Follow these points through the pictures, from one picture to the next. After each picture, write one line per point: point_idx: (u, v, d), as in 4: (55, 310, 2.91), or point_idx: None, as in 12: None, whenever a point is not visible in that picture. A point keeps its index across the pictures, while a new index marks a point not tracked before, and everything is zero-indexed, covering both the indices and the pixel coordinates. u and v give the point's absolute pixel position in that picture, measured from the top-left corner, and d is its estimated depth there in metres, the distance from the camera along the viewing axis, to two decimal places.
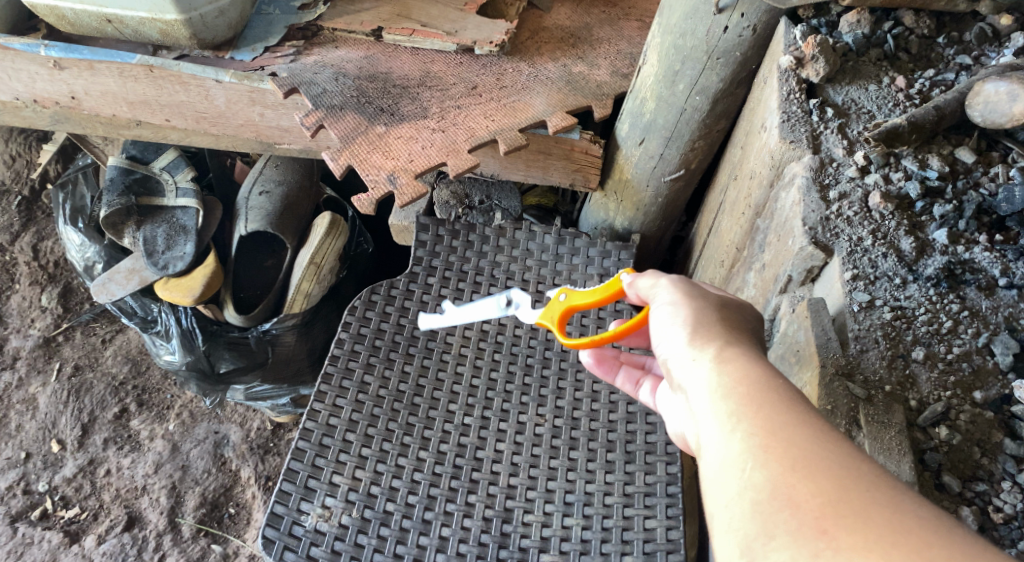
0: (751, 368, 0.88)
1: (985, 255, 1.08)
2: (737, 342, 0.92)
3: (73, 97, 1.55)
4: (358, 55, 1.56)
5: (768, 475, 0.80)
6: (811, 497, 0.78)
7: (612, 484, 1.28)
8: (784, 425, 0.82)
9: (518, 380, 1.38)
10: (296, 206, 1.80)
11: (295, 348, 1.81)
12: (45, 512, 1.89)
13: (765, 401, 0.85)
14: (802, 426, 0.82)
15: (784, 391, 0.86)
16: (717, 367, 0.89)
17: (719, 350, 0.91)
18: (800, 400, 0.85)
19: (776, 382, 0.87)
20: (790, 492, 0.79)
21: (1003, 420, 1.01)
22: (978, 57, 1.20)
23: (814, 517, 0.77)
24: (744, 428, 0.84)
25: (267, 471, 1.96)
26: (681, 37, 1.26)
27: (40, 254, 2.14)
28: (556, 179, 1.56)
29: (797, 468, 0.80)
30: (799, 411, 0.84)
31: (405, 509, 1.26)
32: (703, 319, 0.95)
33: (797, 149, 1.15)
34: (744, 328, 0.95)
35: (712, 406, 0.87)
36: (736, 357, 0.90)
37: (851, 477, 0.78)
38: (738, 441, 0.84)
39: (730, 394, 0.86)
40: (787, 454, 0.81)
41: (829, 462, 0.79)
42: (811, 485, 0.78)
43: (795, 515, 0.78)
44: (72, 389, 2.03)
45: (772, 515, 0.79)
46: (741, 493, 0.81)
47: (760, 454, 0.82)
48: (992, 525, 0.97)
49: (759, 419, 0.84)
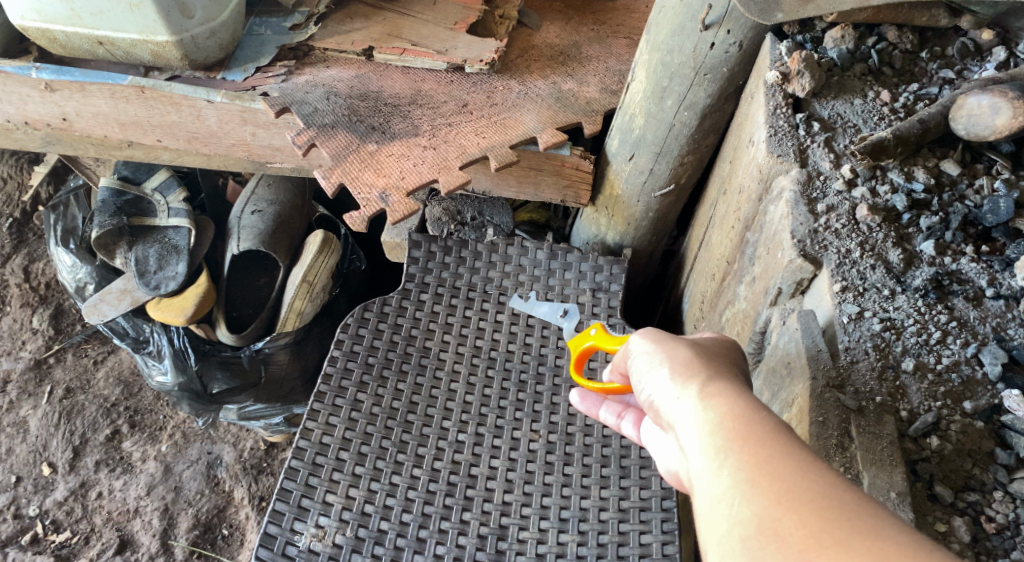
0: (736, 402, 0.86)
1: (972, 266, 1.10)
2: (719, 375, 0.90)
3: (65, 119, 1.54)
4: (349, 74, 1.57)
5: (755, 509, 0.79)
6: (796, 530, 0.76)
7: (607, 499, 1.28)
8: (769, 458, 0.81)
9: (511, 397, 1.38)
10: (287, 225, 1.80)
11: (288, 368, 1.81)
12: (35, 536, 1.87)
13: (752, 434, 0.83)
14: (786, 458, 0.80)
15: (767, 422, 0.84)
16: (702, 404, 0.87)
17: (702, 385, 0.89)
18: (785, 431, 0.83)
19: (759, 414, 0.85)
20: (776, 526, 0.77)
21: (994, 430, 1.02)
22: (961, 71, 1.22)
23: (799, 550, 0.76)
24: (730, 463, 0.82)
25: (261, 491, 1.95)
26: (669, 54, 1.27)
27: (31, 276, 2.14)
28: (547, 197, 1.54)
29: (781, 501, 0.78)
30: (783, 442, 0.82)
31: (400, 528, 1.26)
32: (685, 354, 0.93)
33: (784, 163, 1.16)
34: (726, 362, 0.93)
35: (698, 442, 0.85)
36: (718, 391, 0.88)
37: (835, 507, 0.77)
38: (726, 476, 0.81)
39: (717, 430, 0.84)
40: (773, 487, 0.79)
41: (813, 493, 0.78)
42: (796, 519, 0.77)
43: (781, 550, 0.76)
44: (63, 411, 2.02)
45: (760, 551, 0.77)
46: (728, 529, 0.79)
47: (747, 488, 0.80)
48: (984, 535, 0.97)
49: (746, 453, 0.82)
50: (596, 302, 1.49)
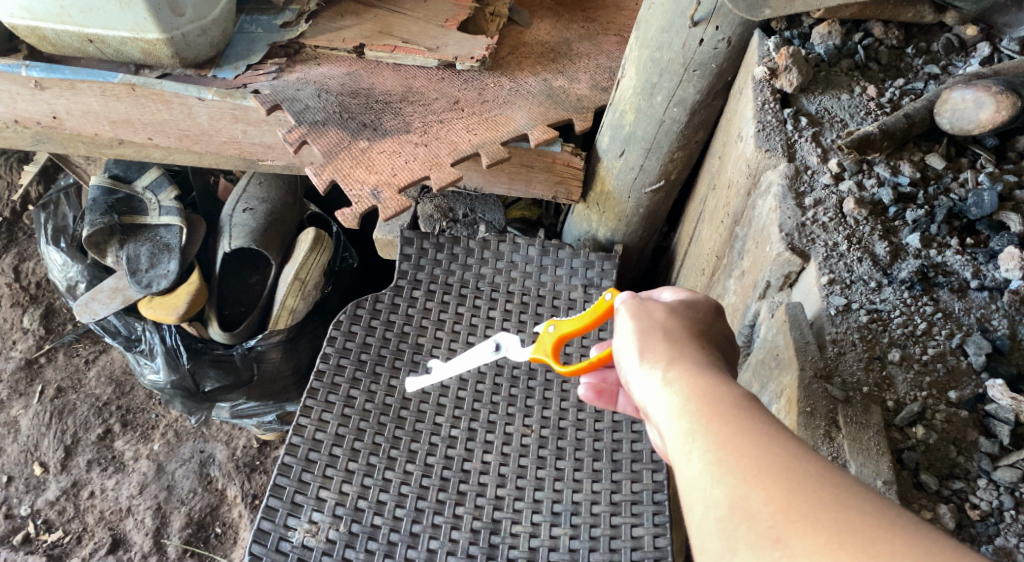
0: (703, 383, 0.87)
1: (957, 258, 1.11)
2: (687, 355, 0.91)
3: (54, 117, 1.56)
4: (341, 71, 1.57)
5: (726, 490, 0.80)
6: (765, 507, 0.77)
7: (599, 493, 1.29)
8: (736, 437, 0.82)
9: (504, 392, 1.39)
10: (279, 223, 1.81)
11: (281, 366, 1.82)
12: (27, 536, 1.87)
13: (717, 413, 0.84)
14: (753, 436, 0.81)
15: (734, 399, 0.85)
16: (667, 388, 0.88)
17: (667, 368, 0.90)
18: (749, 404, 0.84)
19: (725, 392, 0.85)
20: (747, 504, 0.78)
21: (978, 419, 1.03)
22: (946, 67, 1.24)
23: (769, 526, 0.77)
24: (699, 445, 0.83)
25: (253, 489, 1.96)
26: (658, 51, 1.28)
27: (22, 275, 2.13)
28: (539, 192, 1.56)
29: (750, 479, 0.79)
30: (750, 419, 0.83)
31: (393, 523, 1.27)
32: (650, 337, 0.94)
33: (772, 157, 1.17)
34: (697, 338, 0.94)
35: (668, 428, 0.86)
36: (686, 372, 0.89)
37: (800, 480, 0.78)
38: (696, 459, 0.83)
39: (684, 413, 0.85)
40: (742, 466, 0.80)
41: (779, 468, 0.79)
42: (765, 495, 0.78)
43: (752, 527, 0.77)
44: (54, 411, 2.02)
45: (733, 531, 0.78)
46: (704, 512, 0.80)
47: (716, 468, 0.81)
48: (969, 522, 0.99)
49: (712, 433, 0.83)
50: (587, 297, 1.50)
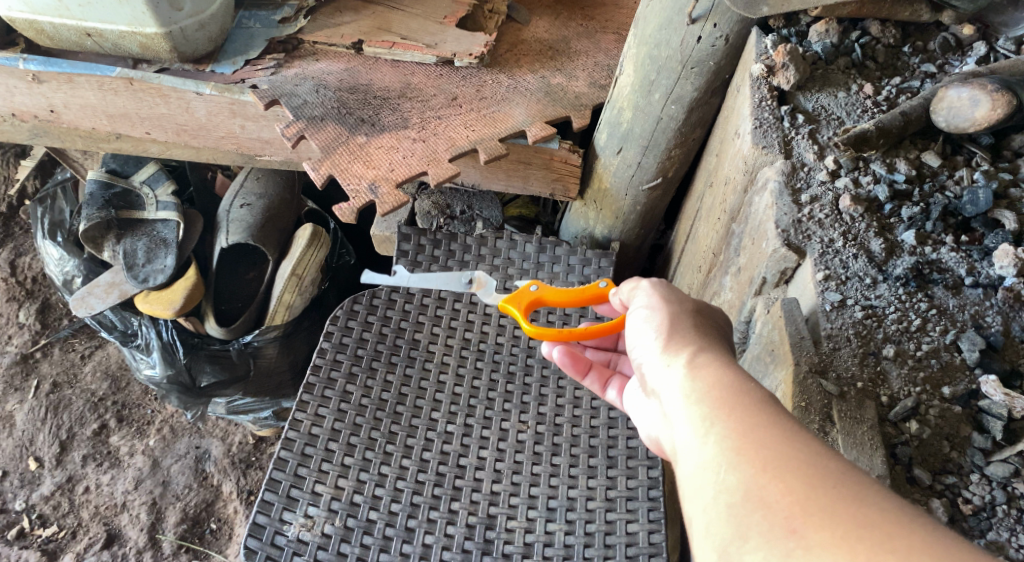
0: (726, 373, 0.89)
1: (952, 255, 1.11)
2: (712, 348, 0.93)
3: (52, 111, 1.56)
4: (339, 67, 1.58)
5: (742, 478, 0.80)
6: (780, 498, 0.78)
7: (594, 489, 1.29)
8: (757, 426, 0.83)
9: (499, 388, 1.39)
10: (276, 219, 1.81)
11: (277, 361, 1.81)
12: (21, 531, 1.87)
13: (737, 404, 0.85)
14: (774, 428, 0.82)
15: (756, 392, 0.86)
16: (690, 374, 0.90)
17: (692, 356, 0.92)
18: (770, 400, 0.85)
19: (747, 385, 0.87)
20: (763, 493, 0.79)
21: (971, 414, 1.04)
22: (942, 66, 1.25)
23: (784, 517, 0.77)
24: (718, 431, 0.84)
25: (249, 485, 1.96)
26: (656, 48, 1.29)
27: (18, 270, 2.12)
28: (535, 190, 1.58)
29: (767, 470, 0.80)
30: (770, 412, 0.84)
31: (389, 517, 1.27)
32: (677, 326, 0.96)
33: (769, 154, 1.18)
34: (720, 337, 0.96)
35: (685, 412, 0.87)
36: (710, 362, 0.90)
37: (819, 474, 0.78)
38: (713, 444, 0.84)
39: (704, 399, 0.87)
40: (760, 456, 0.81)
41: (799, 461, 0.79)
42: (781, 486, 0.78)
43: (767, 517, 0.78)
44: (50, 405, 2.02)
45: (746, 519, 0.79)
46: (716, 497, 0.81)
47: (733, 456, 0.82)
48: (961, 517, 1.00)
49: (731, 421, 0.84)
50: None
